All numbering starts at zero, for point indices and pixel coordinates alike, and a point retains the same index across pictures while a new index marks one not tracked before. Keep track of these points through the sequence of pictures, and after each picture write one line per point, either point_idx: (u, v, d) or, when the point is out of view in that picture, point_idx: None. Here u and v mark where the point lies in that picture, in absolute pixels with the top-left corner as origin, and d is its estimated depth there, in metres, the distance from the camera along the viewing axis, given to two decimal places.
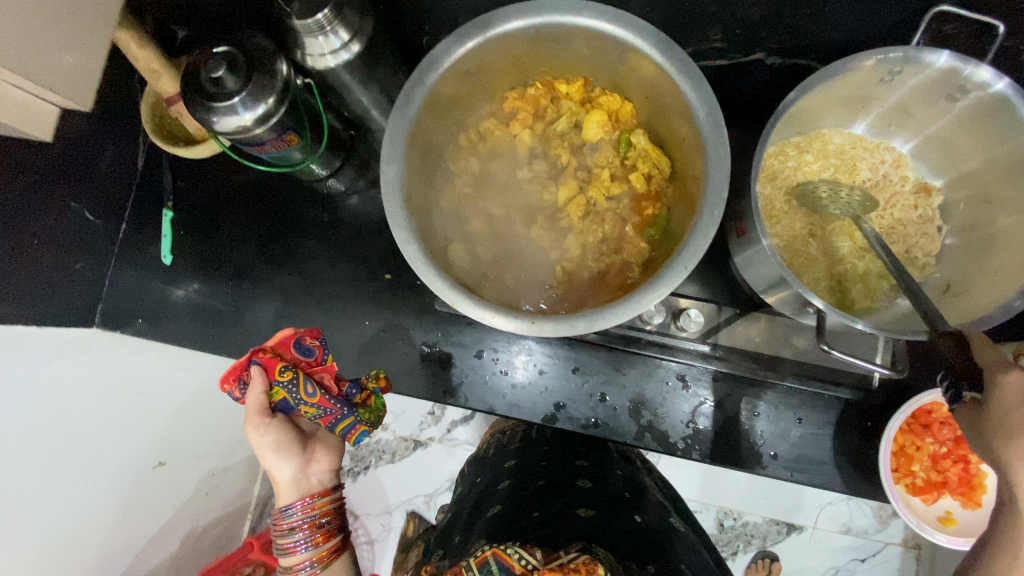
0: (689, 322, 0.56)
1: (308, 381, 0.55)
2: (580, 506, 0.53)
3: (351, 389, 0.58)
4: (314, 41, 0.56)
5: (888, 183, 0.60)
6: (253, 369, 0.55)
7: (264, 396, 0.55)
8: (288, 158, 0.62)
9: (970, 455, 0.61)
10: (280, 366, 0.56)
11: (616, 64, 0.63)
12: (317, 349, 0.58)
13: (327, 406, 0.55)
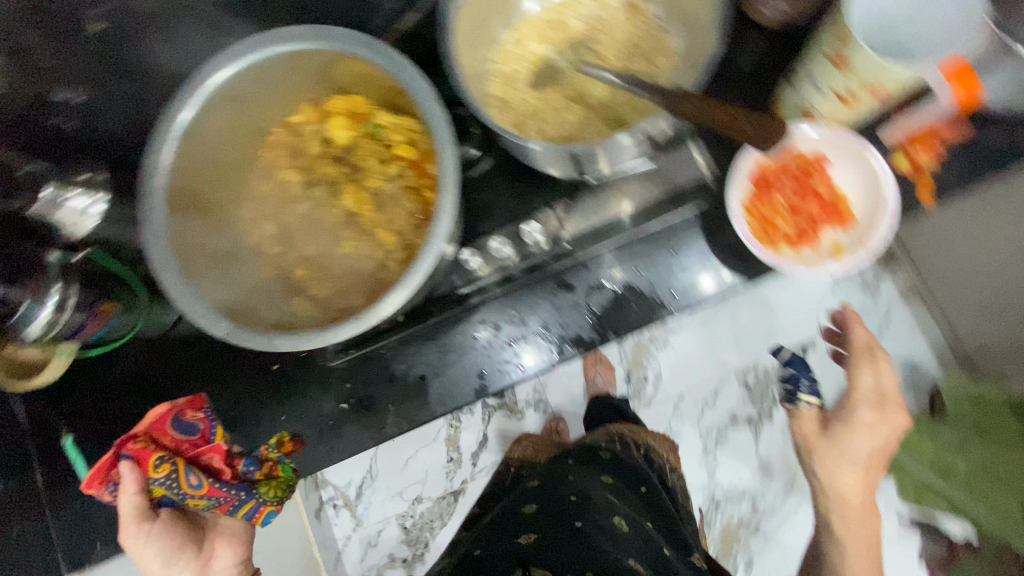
0: (527, 237, 0.70)
1: (195, 474, 0.61)
2: (524, 531, 0.76)
3: (246, 464, 0.66)
4: (64, 215, 0.67)
5: (602, 18, 0.66)
6: (126, 465, 0.60)
7: (142, 494, 0.61)
8: (121, 323, 0.71)
9: (817, 180, 0.64)
10: (154, 460, 0.61)
11: (320, 71, 0.62)
12: (198, 424, 0.65)
13: (220, 495, 0.63)
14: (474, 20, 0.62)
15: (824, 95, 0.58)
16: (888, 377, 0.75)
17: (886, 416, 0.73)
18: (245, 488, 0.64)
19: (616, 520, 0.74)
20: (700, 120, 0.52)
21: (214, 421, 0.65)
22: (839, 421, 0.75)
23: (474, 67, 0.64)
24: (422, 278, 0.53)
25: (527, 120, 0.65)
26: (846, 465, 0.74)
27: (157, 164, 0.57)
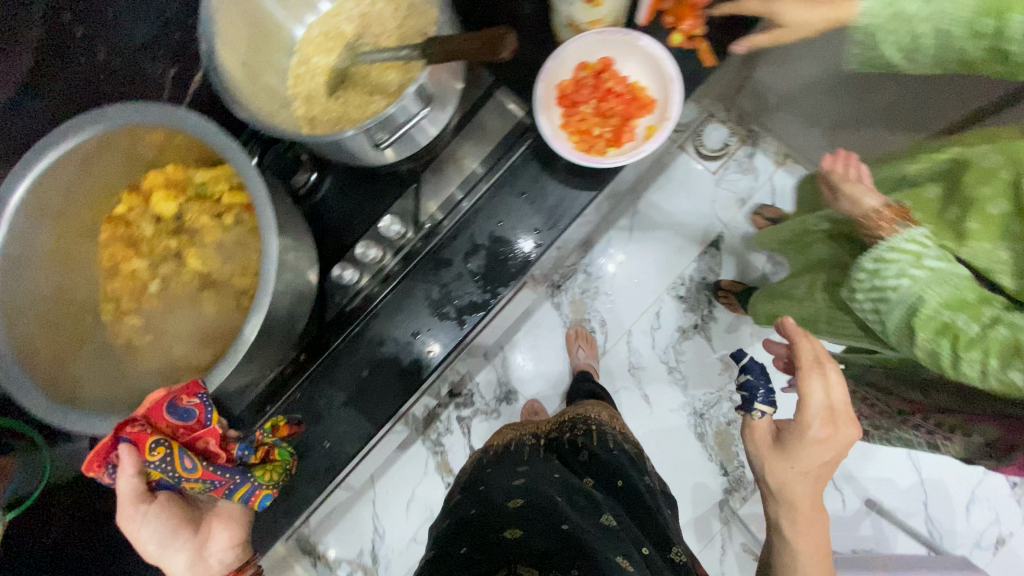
0: (388, 234, 0.72)
1: (187, 460, 0.57)
2: (510, 529, 0.73)
3: (242, 448, 0.63)
4: None
5: (369, 13, 0.69)
6: (122, 447, 0.57)
7: (138, 476, 0.58)
8: (28, 475, 0.70)
9: (609, 80, 0.69)
10: (150, 442, 0.56)
11: (119, 155, 0.63)
12: (195, 410, 0.58)
13: (216, 479, 0.59)
14: (247, 56, 0.64)
15: (573, 4, 0.61)
16: (838, 396, 0.64)
17: (840, 433, 0.63)
18: (240, 473, 0.61)
19: (605, 520, 0.73)
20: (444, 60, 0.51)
21: (211, 406, 0.58)
22: (792, 430, 0.66)
23: (268, 96, 0.66)
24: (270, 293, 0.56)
25: (338, 125, 0.67)
26: (801, 480, 0.64)
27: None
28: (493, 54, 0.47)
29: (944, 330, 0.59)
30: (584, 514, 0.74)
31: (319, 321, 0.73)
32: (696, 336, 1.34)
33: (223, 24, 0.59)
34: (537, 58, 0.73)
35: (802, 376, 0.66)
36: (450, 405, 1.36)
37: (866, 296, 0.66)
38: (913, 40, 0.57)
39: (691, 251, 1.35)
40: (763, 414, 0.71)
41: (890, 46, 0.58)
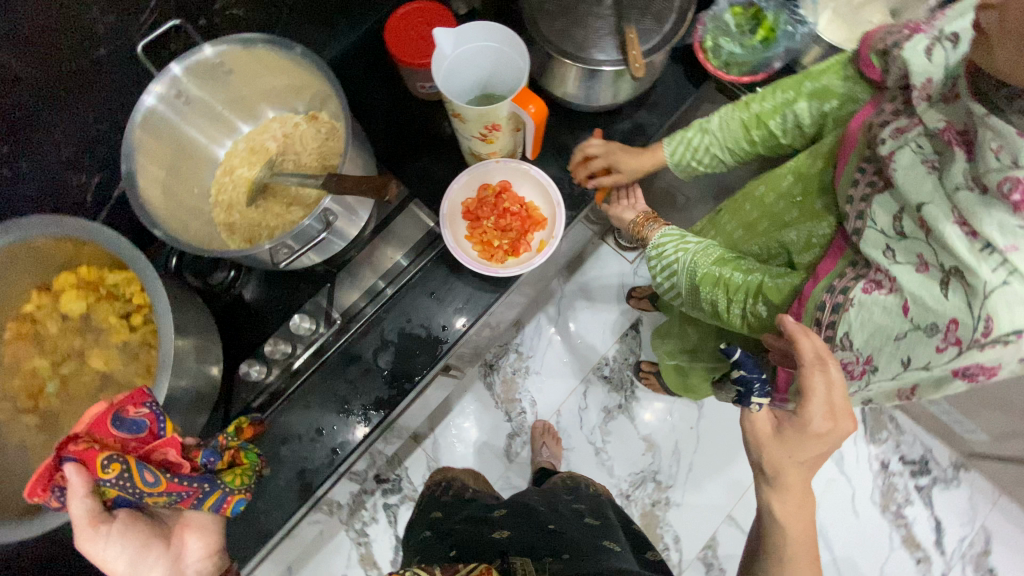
0: (298, 331, 0.75)
1: (147, 474, 0.50)
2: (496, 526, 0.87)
3: (208, 455, 0.56)
4: None
5: (290, 137, 0.77)
6: (70, 468, 0.50)
7: (93, 495, 0.51)
8: None
9: (506, 202, 0.78)
10: (100, 460, 0.50)
11: (28, 261, 0.65)
12: (143, 419, 0.52)
13: (182, 490, 0.52)
14: (170, 173, 0.69)
15: (470, 140, 0.72)
16: (842, 393, 0.53)
17: (840, 428, 0.54)
18: (210, 481, 0.54)
19: (588, 520, 0.91)
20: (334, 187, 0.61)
21: (162, 414, 0.52)
22: (792, 423, 0.56)
23: (186, 211, 0.70)
24: (164, 389, 0.58)
25: (257, 231, 0.72)
26: (798, 469, 0.56)
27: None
28: (379, 196, 0.61)
29: (718, 282, 0.68)
30: (565, 522, 0.89)
31: (224, 419, 0.74)
32: (620, 417, 1.39)
33: (144, 150, 0.65)
34: (446, 176, 0.83)
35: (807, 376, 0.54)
36: (377, 491, 1.34)
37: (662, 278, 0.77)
38: (695, 147, 0.75)
39: (613, 333, 1.44)
40: (759, 407, 0.59)
41: (704, 168, 0.77)
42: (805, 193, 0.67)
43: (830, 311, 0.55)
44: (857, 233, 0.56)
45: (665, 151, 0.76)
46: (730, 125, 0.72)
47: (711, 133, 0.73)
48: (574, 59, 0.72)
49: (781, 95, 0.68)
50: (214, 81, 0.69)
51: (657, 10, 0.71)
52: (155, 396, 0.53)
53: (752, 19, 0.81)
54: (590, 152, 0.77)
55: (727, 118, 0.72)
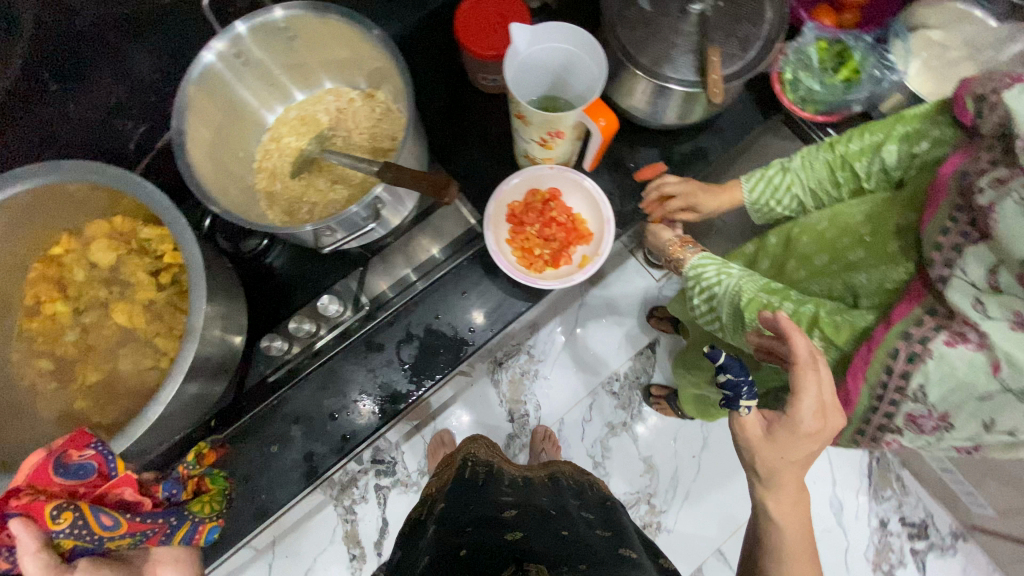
0: (325, 311, 0.74)
1: (107, 516, 0.52)
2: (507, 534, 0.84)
3: (168, 488, 0.58)
4: None
5: (343, 112, 0.74)
6: (18, 527, 0.50)
7: (47, 550, 0.51)
8: None
9: (554, 211, 0.75)
10: (51, 511, 0.50)
11: (62, 204, 0.63)
12: (91, 462, 0.52)
13: (147, 527, 0.55)
14: (219, 133, 0.67)
15: (530, 143, 0.69)
16: (830, 390, 0.52)
17: (828, 425, 0.53)
18: (176, 513, 0.57)
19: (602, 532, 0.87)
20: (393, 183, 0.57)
21: (110, 453, 0.53)
22: (783, 423, 0.54)
23: (230, 176, 0.68)
24: (192, 355, 0.56)
25: (298, 205, 0.71)
26: (791, 469, 0.55)
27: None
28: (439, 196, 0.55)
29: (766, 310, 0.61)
30: (577, 526, 0.86)
31: (238, 389, 0.73)
32: (623, 434, 1.37)
33: (197, 107, 0.62)
34: (495, 174, 0.81)
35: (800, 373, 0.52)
36: (369, 471, 1.34)
37: (700, 299, 0.69)
38: (781, 185, 0.70)
39: (629, 349, 1.41)
40: (749, 411, 0.55)
41: (782, 209, 0.72)
42: (875, 233, 0.62)
43: (906, 360, 0.50)
44: (942, 280, 0.51)
45: (743, 188, 0.72)
46: (814, 165, 0.68)
47: (793, 172, 0.69)
48: (650, 75, 0.69)
49: (871, 135, 0.63)
50: (275, 45, 0.66)
51: (742, 35, 0.68)
52: (98, 437, 0.53)
53: (837, 56, 0.77)
54: (667, 191, 0.74)
55: (811, 158, 0.68)
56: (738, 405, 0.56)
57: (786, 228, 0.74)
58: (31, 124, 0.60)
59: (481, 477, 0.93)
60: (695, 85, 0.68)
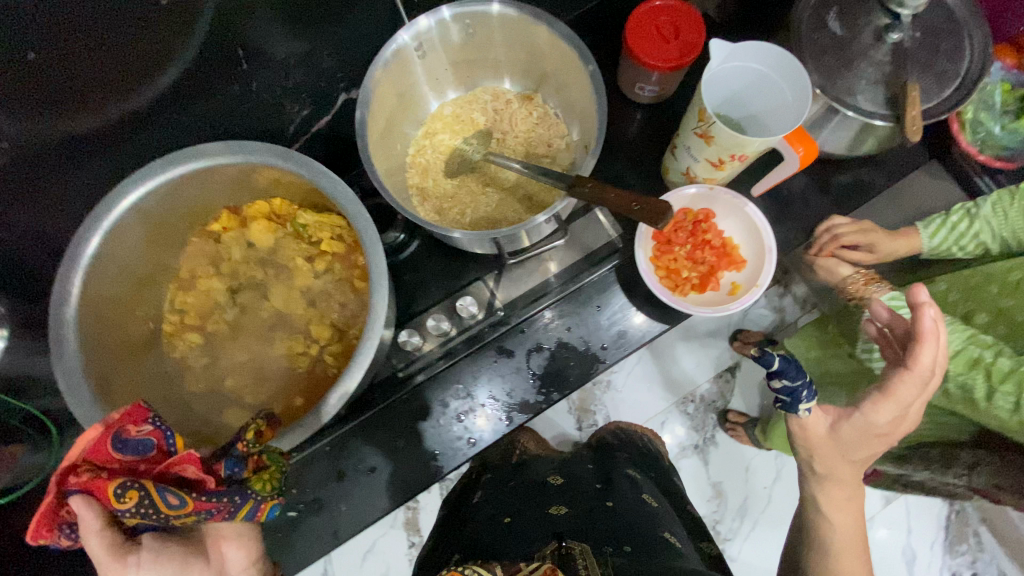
0: (462, 312, 0.73)
1: (174, 495, 0.42)
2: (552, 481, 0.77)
3: (229, 465, 0.47)
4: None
5: (501, 112, 0.74)
6: (78, 503, 0.43)
7: (110, 527, 0.44)
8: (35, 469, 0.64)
9: (708, 233, 0.72)
10: (111, 490, 0.42)
11: (232, 181, 0.63)
12: (150, 438, 0.45)
13: (210, 507, 0.44)
14: (387, 122, 0.67)
15: (698, 162, 0.66)
16: (922, 393, 0.50)
17: (904, 422, 0.52)
18: (238, 491, 0.46)
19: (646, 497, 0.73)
20: (594, 202, 0.53)
21: (170, 430, 0.46)
22: (852, 422, 0.52)
23: (389, 170, 0.68)
24: (371, 355, 0.55)
25: (449, 203, 0.71)
26: (850, 467, 0.54)
27: (65, 317, 0.54)
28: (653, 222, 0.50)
29: (975, 364, 0.57)
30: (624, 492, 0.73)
31: (369, 382, 0.72)
32: (693, 457, 1.34)
33: (376, 96, 0.62)
34: (638, 187, 0.79)
35: (895, 376, 0.50)
36: None
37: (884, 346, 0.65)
38: (970, 232, 0.67)
39: (707, 370, 1.37)
40: (808, 412, 0.52)
41: (965, 253, 0.69)
42: None
43: None
44: None
45: (923, 236, 0.70)
46: (1007, 211, 0.64)
47: (981, 219, 0.66)
48: (827, 94, 0.64)
49: None
50: (454, 39, 0.65)
51: (939, 70, 0.65)
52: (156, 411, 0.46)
53: (1021, 100, 0.74)
54: (839, 234, 0.71)
55: (1004, 205, 0.64)
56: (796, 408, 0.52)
57: (958, 272, 0.69)
58: (213, 98, 0.60)
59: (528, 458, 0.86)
60: (880, 116, 0.64)
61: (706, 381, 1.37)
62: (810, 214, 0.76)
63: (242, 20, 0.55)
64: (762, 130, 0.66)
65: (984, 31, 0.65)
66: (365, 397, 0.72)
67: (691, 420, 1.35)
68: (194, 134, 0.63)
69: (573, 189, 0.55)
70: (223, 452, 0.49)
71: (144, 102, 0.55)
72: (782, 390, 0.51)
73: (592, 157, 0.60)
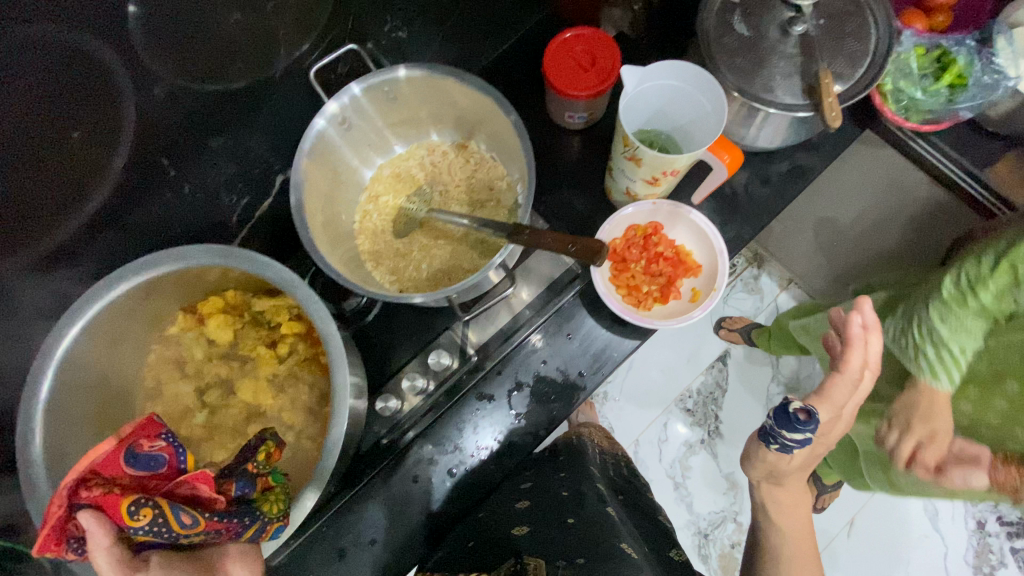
0: (436, 366, 0.75)
1: (189, 513, 0.47)
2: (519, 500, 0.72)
3: (240, 485, 0.53)
4: None
5: (439, 165, 0.75)
6: (90, 519, 0.45)
7: (117, 546, 0.46)
8: None
9: (659, 246, 0.73)
10: (126, 505, 0.46)
11: (179, 284, 0.63)
12: (163, 454, 0.50)
13: (220, 525, 0.49)
14: (327, 198, 0.68)
15: (637, 182, 0.67)
16: (855, 407, 0.70)
17: (837, 429, 0.71)
18: (249, 512, 0.51)
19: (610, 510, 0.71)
20: (534, 245, 0.54)
21: (181, 448, 0.52)
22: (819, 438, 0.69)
23: (339, 242, 0.68)
24: (343, 427, 0.56)
25: (404, 263, 0.71)
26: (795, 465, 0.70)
27: (33, 457, 0.53)
28: (591, 259, 0.51)
29: None
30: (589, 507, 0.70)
31: (356, 454, 0.72)
32: (701, 452, 1.34)
33: (309, 176, 0.62)
34: (586, 210, 0.79)
35: (833, 378, 0.68)
36: None
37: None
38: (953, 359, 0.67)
39: (699, 364, 1.38)
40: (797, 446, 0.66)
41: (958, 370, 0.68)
42: None
43: None
44: None
45: (941, 385, 0.67)
46: (965, 325, 0.66)
47: (949, 344, 0.66)
48: (744, 95, 0.66)
49: (1002, 279, 0.64)
50: (379, 107, 0.67)
51: (849, 52, 0.66)
52: (167, 428, 0.52)
53: (935, 61, 0.75)
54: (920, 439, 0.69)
55: (959, 324, 0.66)
56: (789, 446, 0.66)
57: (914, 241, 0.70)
58: (149, 208, 0.62)
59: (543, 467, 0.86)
60: (801, 107, 0.66)
61: (700, 375, 1.37)
62: (758, 207, 0.77)
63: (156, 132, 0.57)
64: (692, 141, 0.67)
65: (885, 6, 0.67)
66: (355, 468, 0.72)
67: (692, 416, 1.35)
68: (135, 246, 0.64)
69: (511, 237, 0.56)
70: (231, 473, 0.54)
71: (75, 228, 0.56)
72: (797, 443, 0.65)
73: (528, 204, 0.61)
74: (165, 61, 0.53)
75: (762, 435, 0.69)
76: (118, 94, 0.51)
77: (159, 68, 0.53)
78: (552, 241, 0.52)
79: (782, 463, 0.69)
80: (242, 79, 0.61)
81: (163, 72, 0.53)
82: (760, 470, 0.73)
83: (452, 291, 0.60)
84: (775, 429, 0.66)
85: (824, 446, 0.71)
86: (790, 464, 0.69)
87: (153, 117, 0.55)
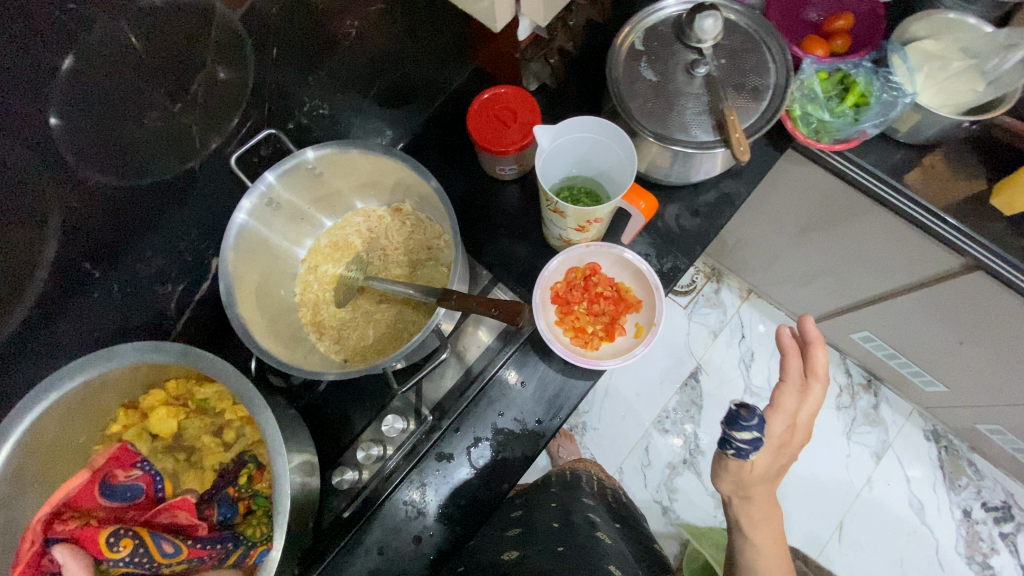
0: (391, 433, 0.74)
1: (169, 541, 0.57)
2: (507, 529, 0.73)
3: (222, 511, 0.62)
4: None
5: (373, 232, 0.76)
6: (70, 550, 0.55)
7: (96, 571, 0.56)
8: None
9: (598, 287, 0.75)
10: (101, 538, 0.55)
11: (116, 384, 0.62)
12: (139, 483, 0.61)
13: (203, 554, 0.58)
14: (262, 275, 0.69)
15: (569, 231, 0.69)
16: (806, 413, 0.74)
17: (795, 439, 0.74)
18: (232, 538, 0.59)
19: (599, 533, 0.74)
20: (463, 309, 0.59)
21: (155, 476, 0.63)
22: (782, 445, 0.72)
23: (275, 319, 0.68)
24: (288, 492, 0.56)
25: (346, 331, 0.71)
26: (760, 471, 0.72)
27: None
28: (512, 321, 0.56)
29: None
30: (573, 538, 0.72)
31: (315, 532, 0.70)
32: (686, 473, 1.32)
33: (238, 255, 0.64)
34: (527, 257, 0.80)
35: (778, 388, 0.74)
36: None
37: None
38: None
39: (672, 384, 1.38)
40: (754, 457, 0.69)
41: None
42: None
43: None
44: None
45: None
46: None
47: None
48: (659, 139, 0.69)
49: None
50: (306, 182, 0.69)
51: (751, 86, 0.69)
52: (141, 458, 0.63)
53: (839, 83, 0.80)
54: None
55: None
56: (744, 453, 0.69)
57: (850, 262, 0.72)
58: (77, 307, 0.61)
59: (530, 491, 0.89)
60: (715, 144, 0.68)
61: (674, 395, 1.37)
62: (691, 237, 0.79)
63: (81, 229, 0.57)
64: (614, 184, 0.71)
65: (780, 40, 0.70)
66: (319, 543, 0.70)
67: (671, 437, 1.35)
68: (71, 350, 0.63)
69: (444, 303, 0.61)
70: (216, 492, 0.64)
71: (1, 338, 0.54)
72: (748, 445, 0.68)
73: (458, 269, 0.64)
74: (92, 162, 0.55)
75: (720, 442, 0.72)
76: (33, 196, 0.51)
77: (85, 170, 0.55)
78: (479, 306, 0.58)
79: (745, 472, 0.71)
80: (172, 170, 0.63)
81: (81, 167, 0.54)
82: (727, 484, 0.74)
83: (397, 357, 0.61)
84: (727, 433, 0.69)
85: (788, 456, 0.73)
86: (753, 473, 0.71)
87: (79, 214, 0.56)
